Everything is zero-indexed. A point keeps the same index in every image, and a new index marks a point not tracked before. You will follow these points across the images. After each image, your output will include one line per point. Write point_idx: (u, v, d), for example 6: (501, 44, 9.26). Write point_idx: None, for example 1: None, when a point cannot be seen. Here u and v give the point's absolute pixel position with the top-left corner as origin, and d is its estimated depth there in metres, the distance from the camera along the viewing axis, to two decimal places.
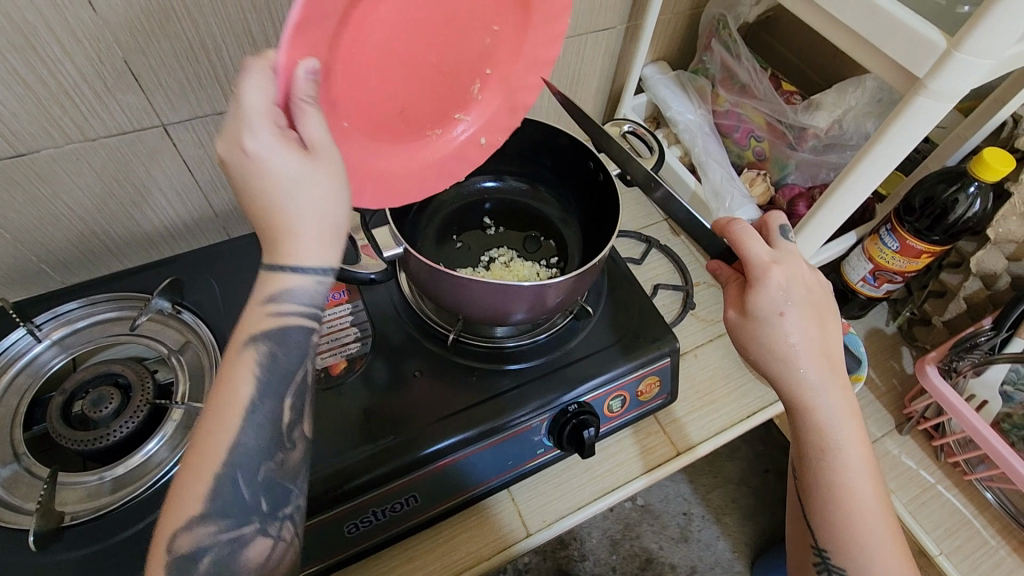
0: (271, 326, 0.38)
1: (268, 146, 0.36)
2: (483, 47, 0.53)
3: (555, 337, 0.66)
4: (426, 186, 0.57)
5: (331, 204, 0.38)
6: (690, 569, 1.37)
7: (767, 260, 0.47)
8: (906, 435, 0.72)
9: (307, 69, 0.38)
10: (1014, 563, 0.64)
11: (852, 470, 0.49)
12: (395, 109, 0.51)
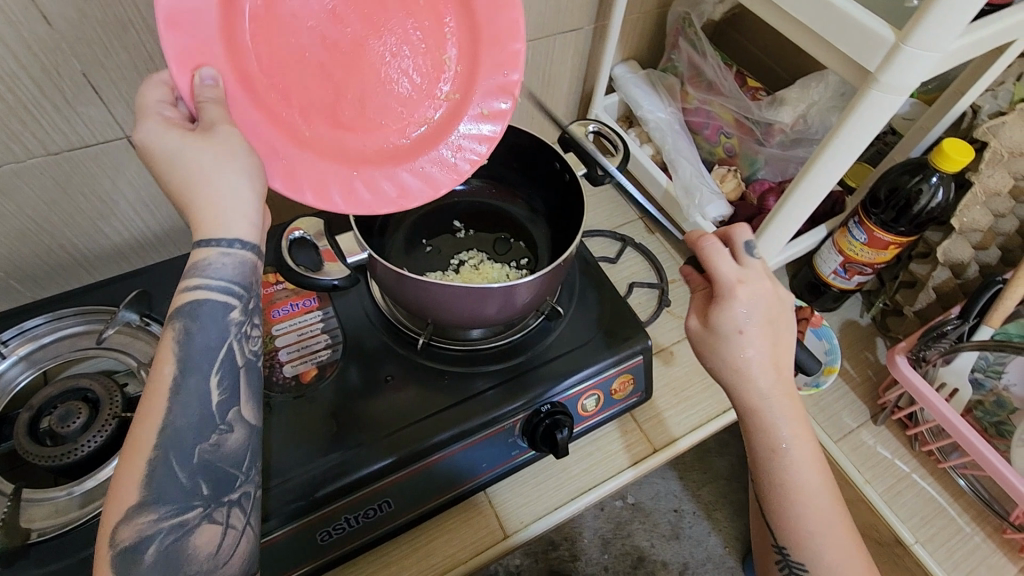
0: (184, 303, 0.40)
1: (154, 131, 0.40)
2: (423, 28, 0.51)
3: (528, 338, 0.66)
4: (412, 185, 0.53)
5: (219, 175, 0.40)
6: (682, 565, 1.37)
7: (734, 279, 0.48)
8: (881, 425, 0.73)
9: (205, 74, 0.42)
10: (989, 549, 0.65)
11: (801, 468, 0.50)
12: (352, 105, 0.51)
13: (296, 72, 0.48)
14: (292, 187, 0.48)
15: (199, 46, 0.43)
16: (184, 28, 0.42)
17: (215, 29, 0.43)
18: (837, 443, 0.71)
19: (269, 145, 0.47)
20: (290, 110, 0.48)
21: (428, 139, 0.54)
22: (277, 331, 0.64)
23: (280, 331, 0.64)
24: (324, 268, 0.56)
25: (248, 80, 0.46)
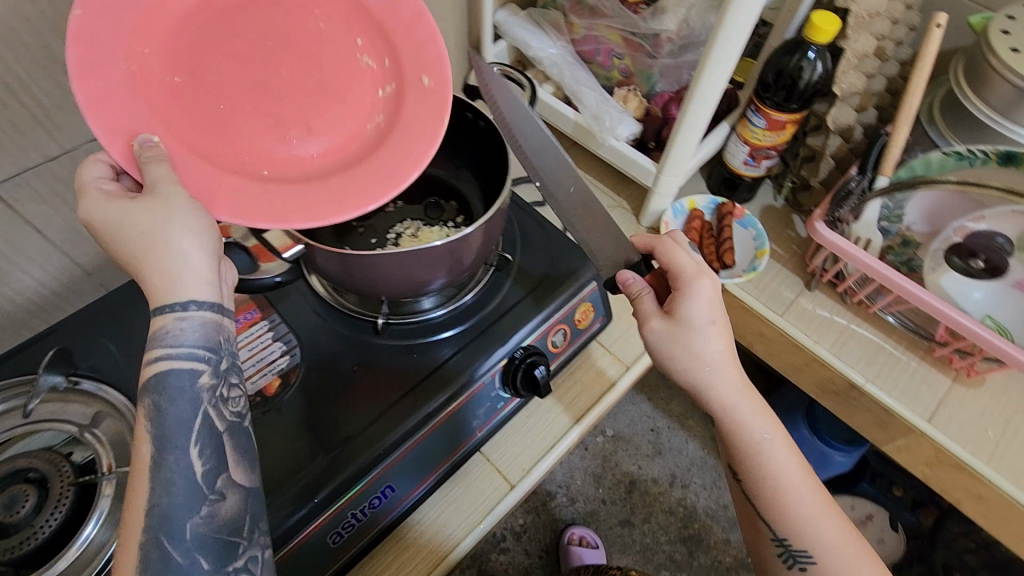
0: (151, 377, 0.39)
1: (95, 204, 0.40)
2: (333, 30, 0.50)
3: (482, 293, 0.66)
4: (393, 172, 0.48)
5: (164, 239, 0.39)
6: (670, 476, 1.48)
7: (698, 270, 0.52)
8: (815, 290, 0.79)
9: (143, 140, 0.41)
10: (926, 370, 0.73)
11: (777, 452, 0.52)
12: (297, 130, 0.49)
13: (229, 120, 0.47)
14: (258, 218, 0.44)
15: (123, 121, 0.41)
16: (108, 110, 0.41)
17: (133, 99, 0.42)
18: (783, 316, 0.77)
19: (230, 191, 0.44)
20: (242, 160, 0.47)
21: (389, 127, 0.51)
22: None
23: None
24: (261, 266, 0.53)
25: (189, 142, 0.45)
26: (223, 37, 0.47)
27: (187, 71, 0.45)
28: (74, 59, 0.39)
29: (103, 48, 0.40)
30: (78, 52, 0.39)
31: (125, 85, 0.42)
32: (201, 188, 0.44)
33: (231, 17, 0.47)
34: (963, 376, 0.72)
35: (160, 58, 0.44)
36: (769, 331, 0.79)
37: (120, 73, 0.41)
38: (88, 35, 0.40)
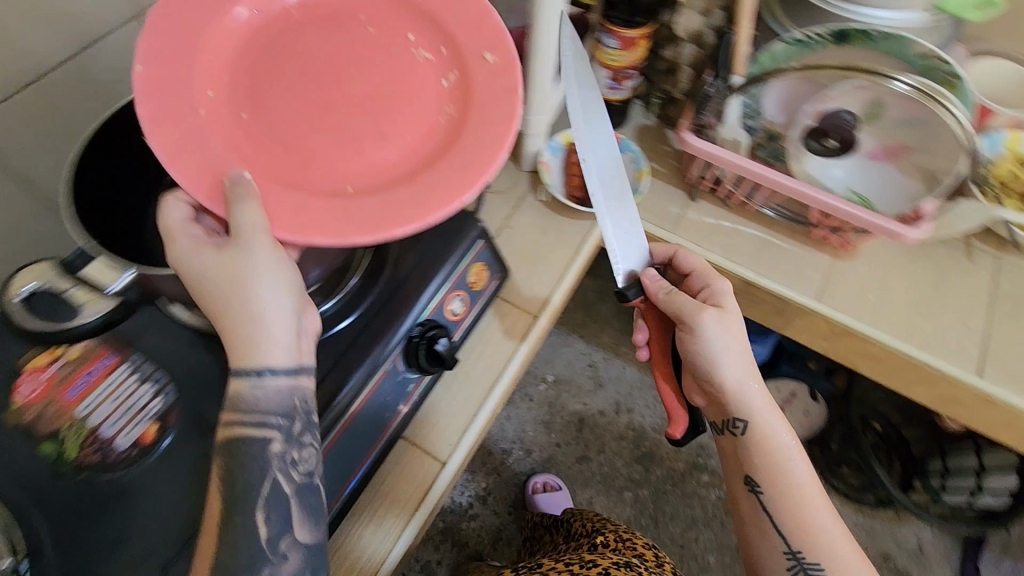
0: (230, 439, 0.47)
1: (182, 252, 0.47)
2: (392, 41, 0.56)
3: (367, 277, 0.62)
4: (471, 161, 0.52)
5: (244, 300, 0.46)
6: (615, 404, 1.53)
7: (713, 274, 0.65)
8: (698, 200, 0.81)
9: (234, 177, 0.47)
10: (807, 254, 0.77)
11: (799, 463, 0.60)
12: (371, 139, 0.53)
13: (308, 145, 0.52)
14: (344, 233, 0.48)
15: (208, 162, 0.48)
16: (183, 157, 0.48)
17: (215, 142, 0.49)
18: (675, 232, 0.79)
19: (315, 212, 0.49)
20: (331, 181, 0.52)
21: (461, 118, 0.55)
22: (83, 411, 0.52)
23: (88, 409, 0.53)
24: (80, 303, 0.48)
25: (275, 175, 0.51)
26: (286, 74, 0.54)
27: (260, 109, 0.52)
28: (150, 115, 0.48)
29: (168, 100, 0.48)
30: (149, 108, 0.48)
31: (196, 132, 0.49)
32: (296, 212, 0.48)
33: (298, 56, 0.54)
34: (840, 252, 0.77)
35: (237, 105, 0.52)
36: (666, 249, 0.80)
37: (191, 120, 0.49)
38: (155, 91, 0.48)
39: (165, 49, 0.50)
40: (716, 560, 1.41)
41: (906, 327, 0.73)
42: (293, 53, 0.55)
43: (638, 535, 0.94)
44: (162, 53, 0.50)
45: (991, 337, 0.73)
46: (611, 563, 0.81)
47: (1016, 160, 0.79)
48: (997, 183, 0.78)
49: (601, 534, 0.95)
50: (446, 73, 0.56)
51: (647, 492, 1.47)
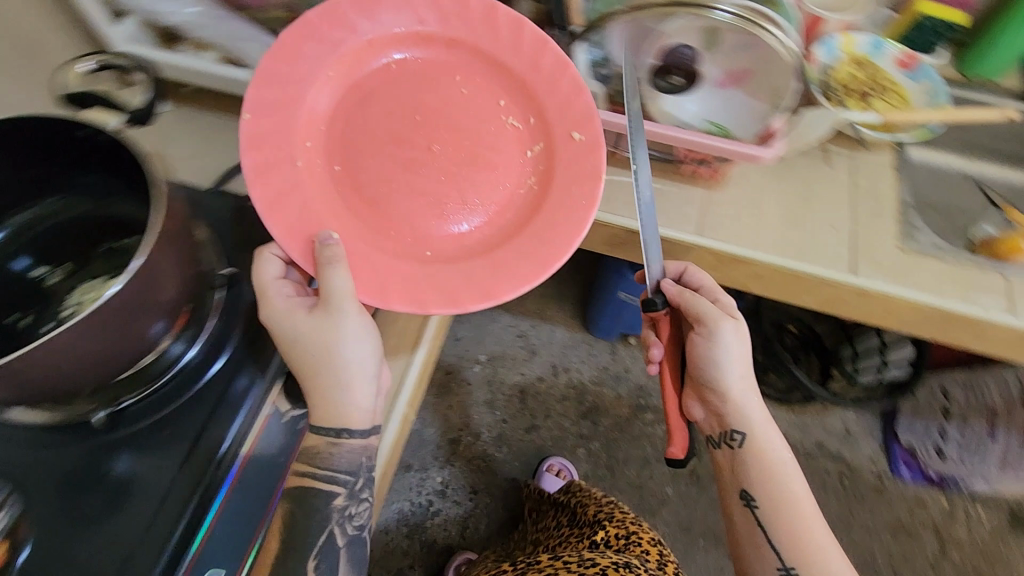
0: (296, 488, 0.58)
1: (273, 313, 0.57)
2: (484, 100, 0.66)
3: (226, 321, 0.58)
4: (539, 246, 0.64)
5: (328, 363, 0.57)
6: (552, 367, 1.56)
7: (722, 291, 0.70)
8: None
9: (323, 239, 0.57)
10: (682, 190, 0.79)
11: (789, 475, 0.68)
12: (453, 204, 0.65)
13: (397, 206, 0.64)
14: (417, 300, 0.60)
15: (307, 220, 0.60)
16: (286, 210, 0.59)
17: (312, 199, 0.60)
18: None
19: (396, 275, 0.61)
20: (411, 246, 0.64)
21: (540, 192, 0.66)
22: None
23: None
24: None
25: (363, 231, 0.63)
26: (383, 133, 0.65)
27: (353, 165, 0.64)
28: (254, 166, 0.58)
29: (270, 155, 0.59)
30: (255, 159, 0.58)
31: (300, 188, 0.60)
32: (377, 279, 0.60)
33: (393, 114, 0.65)
34: (712, 182, 0.79)
35: (338, 158, 0.63)
36: None
37: (292, 174, 0.60)
38: (261, 146, 0.59)
39: (265, 106, 0.59)
40: (673, 490, 1.46)
41: (783, 242, 0.76)
42: (385, 106, 0.65)
43: (641, 530, 0.94)
44: (268, 108, 0.59)
45: (858, 232, 0.77)
46: (611, 564, 0.81)
47: (851, 62, 0.84)
48: (839, 86, 0.82)
49: (602, 532, 0.95)
50: (529, 143, 0.67)
51: (599, 443, 1.50)
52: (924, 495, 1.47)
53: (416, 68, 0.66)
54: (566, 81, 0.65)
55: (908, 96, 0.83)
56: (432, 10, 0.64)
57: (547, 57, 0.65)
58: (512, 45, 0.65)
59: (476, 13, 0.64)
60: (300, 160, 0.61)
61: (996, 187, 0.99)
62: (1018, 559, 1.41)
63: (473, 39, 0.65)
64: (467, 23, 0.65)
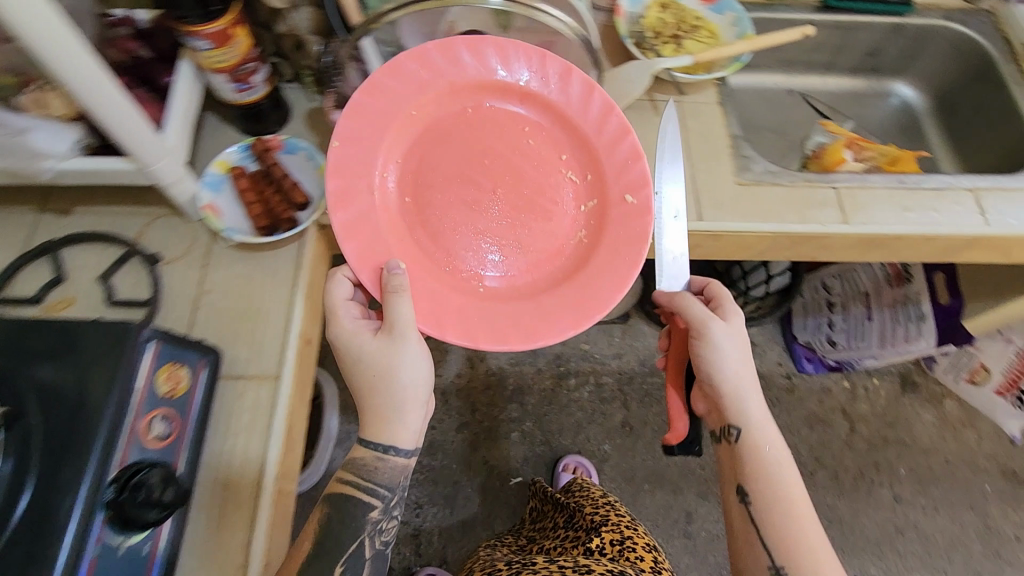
0: (336, 494, 0.65)
1: (341, 332, 0.65)
2: (549, 156, 0.70)
3: (17, 459, 0.46)
4: (586, 288, 0.67)
5: (384, 391, 0.64)
6: (469, 361, 1.54)
7: (723, 298, 0.70)
8: None
9: (391, 266, 0.62)
10: None
11: (787, 472, 0.65)
12: (510, 247, 0.69)
13: (455, 240, 0.68)
14: (469, 336, 0.63)
15: (376, 249, 0.64)
16: (360, 235, 0.63)
17: (383, 228, 0.65)
18: None
19: (452, 308, 0.65)
20: (466, 279, 0.68)
21: (589, 244, 0.70)
22: None
23: None
24: None
25: (428, 261, 0.67)
26: (449, 170, 0.69)
27: (430, 200, 0.68)
28: (332, 189, 0.62)
29: (345, 180, 0.63)
30: (336, 186, 0.62)
31: (374, 220, 0.64)
32: (434, 309, 0.64)
33: (461, 154, 0.69)
34: None
35: (406, 188, 0.67)
36: None
37: (369, 203, 0.64)
38: (342, 172, 0.63)
39: (353, 136, 0.63)
40: (611, 446, 1.50)
41: None
42: (457, 149, 0.69)
43: (636, 535, 0.95)
44: (352, 136, 0.63)
45: (696, 175, 0.78)
46: (604, 569, 0.82)
47: (658, 7, 0.84)
48: (650, 33, 0.82)
49: (597, 538, 0.94)
50: (585, 198, 0.71)
51: (531, 422, 1.50)
52: (828, 382, 1.59)
53: (489, 118, 0.70)
54: (624, 152, 0.70)
55: (716, 32, 0.83)
56: (511, 63, 0.68)
57: (610, 122, 0.70)
58: (581, 109, 0.70)
59: (557, 77, 0.69)
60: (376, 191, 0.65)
61: (816, 96, 1.04)
62: (913, 415, 1.58)
63: (546, 98, 0.69)
64: (544, 86, 0.69)
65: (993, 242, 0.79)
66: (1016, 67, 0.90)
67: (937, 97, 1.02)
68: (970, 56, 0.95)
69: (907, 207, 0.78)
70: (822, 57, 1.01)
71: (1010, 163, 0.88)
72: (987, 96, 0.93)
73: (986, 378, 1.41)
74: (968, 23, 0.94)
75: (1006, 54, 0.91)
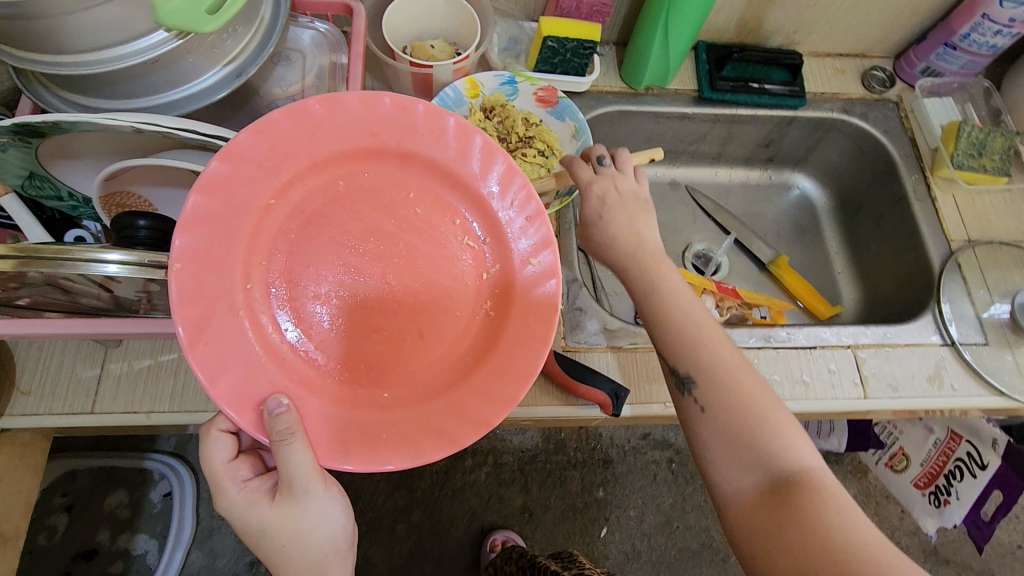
0: None
1: (237, 505, 0.46)
2: (442, 223, 0.48)
3: None
4: (511, 369, 0.45)
5: (302, 554, 0.46)
6: None
7: (589, 177, 0.55)
8: (121, 343, 0.57)
9: (270, 406, 0.41)
10: None
11: (677, 294, 0.53)
12: (412, 339, 0.47)
13: (346, 346, 0.46)
14: (373, 456, 0.42)
15: (244, 393, 0.41)
16: (226, 376, 0.41)
17: (250, 358, 0.42)
18: (95, 412, 0.55)
19: (354, 433, 0.43)
20: (361, 393, 0.45)
21: (501, 318, 0.48)
22: None
23: None
24: None
25: (312, 387, 0.44)
26: (329, 250, 0.46)
27: (313, 304, 0.45)
28: (184, 321, 0.40)
29: (202, 299, 0.41)
30: (186, 315, 0.40)
31: (242, 352, 0.42)
32: (334, 436, 0.43)
33: (343, 232, 0.46)
34: None
35: (268, 293, 0.44)
36: (108, 427, 0.57)
37: (231, 328, 0.42)
38: (193, 295, 0.40)
39: (200, 248, 0.41)
40: None
41: None
42: (340, 225, 0.46)
43: None
44: (195, 249, 0.41)
45: None
46: None
47: (482, 113, 0.66)
48: None
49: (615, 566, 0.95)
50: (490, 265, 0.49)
51: (420, 511, 1.27)
52: None
53: (369, 188, 0.47)
54: (518, 215, 0.47)
55: (553, 142, 0.67)
56: (370, 114, 0.45)
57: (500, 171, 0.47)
58: (468, 164, 0.47)
59: (439, 126, 0.46)
60: (238, 305, 0.42)
61: (702, 190, 0.89)
62: None
63: (429, 153, 0.47)
64: (425, 138, 0.46)
65: (874, 413, 0.66)
66: (919, 178, 0.76)
67: (838, 195, 0.87)
68: (872, 157, 0.80)
69: (769, 375, 0.64)
70: (706, 149, 0.85)
71: (908, 294, 0.75)
72: (888, 208, 0.79)
73: (905, 465, 1.28)
74: (869, 118, 0.79)
75: (911, 159, 0.77)
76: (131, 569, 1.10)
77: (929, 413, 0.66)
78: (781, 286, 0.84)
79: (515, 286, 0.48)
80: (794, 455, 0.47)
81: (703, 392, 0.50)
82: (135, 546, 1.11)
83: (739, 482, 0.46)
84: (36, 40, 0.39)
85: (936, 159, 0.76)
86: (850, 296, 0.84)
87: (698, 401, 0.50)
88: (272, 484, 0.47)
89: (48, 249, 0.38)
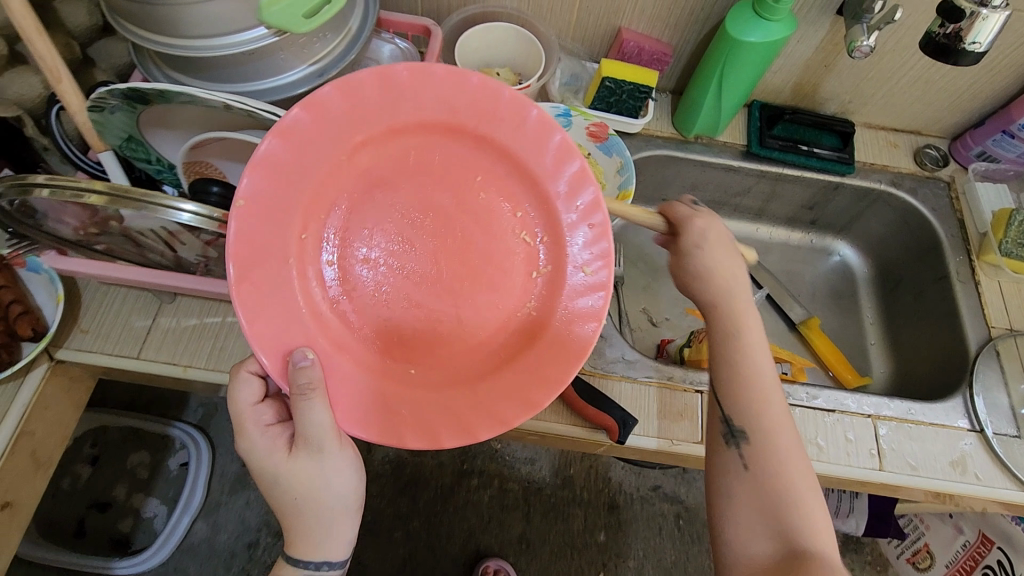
0: None
1: (258, 449, 0.48)
2: (500, 212, 0.50)
3: None
4: (535, 374, 0.48)
5: (312, 503, 0.48)
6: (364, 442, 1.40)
7: (688, 215, 0.54)
8: (174, 300, 0.62)
9: (297, 358, 0.44)
10: None
11: (758, 353, 0.52)
12: (448, 319, 0.50)
13: (384, 311, 0.49)
14: (387, 435, 0.46)
15: (279, 336, 0.45)
16: (265, 320, 0.45)
17: (292, 304, 0.46)
18: (140, 359, 0.60)
19: (374, 401, 0.47)
20: (391, 363, 0.49)
21: (539, 319, 0.50)
22: None
23: None
24: None
25: (344, 347, 0.48)
26: (386, 217, 0.49)
27: (359, 267, 0.49)
28: (239, 261, 0.43)
29: (259, 244, 0.44)
30: (238, 253, 0.43)
31: (285, 299, 0.46)
32: (362, 404, 0.47)
33: (402, 203, 0.49)
34: None
35: (322, 246, 0.48)
36: (148, 375, 0.62)
37: (281, 275, 0.46)
38: (254, 239, 0.44)
39: (266, 193, 0.44)
40: None
41: None
42: (400, 197, 0.49)
43: None
44: (262, 196, 0.44)
45: None
46: None
47: None
48: None
49: None
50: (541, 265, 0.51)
51: (419, 522, 1.27)
52: None
53: (437, 165, 0.49)
54: (578, 218, 0.49)
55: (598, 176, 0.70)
56: (455, 88, 0.46)
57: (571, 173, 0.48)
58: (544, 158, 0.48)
59: (522, 114, 0.47)
60: (291, 254, 0.46)
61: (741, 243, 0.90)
62: None
63: (506, 139, 0.47)
64: (504, 126, 0.47)
65: (889, 487, 0.64)
66: (964, 260, 0.75)
67: (879, 267, 0.87)
68: (916, 232, 0.80)
69: None
70: (750, 203, 0.87)
71: (939, 375, 0.73)
72: (927, 286, 0.78)
73: (929, 564, 1.19)
74: (917, 194, 0.78)
75: (957, 240, 0.76)
76: (138, 527, 1.14)
77: (948, 500, 0.64)
78: (810, 349, 0.83)
79: (556, 288, 0.49)
80: (815, 536, 0.44)
81: (749, 449, 0.49)
82: (146, 508, 1.16)
83: (755, 546, 0.44)
84: (156, 23, 0.46)
85: (983, 244, 0.75)
86: (881, 369, 0.82)
87: (739, 450, 0.49)
88: (291, 433, 0.49)
89: (135, 193, 0.43)
